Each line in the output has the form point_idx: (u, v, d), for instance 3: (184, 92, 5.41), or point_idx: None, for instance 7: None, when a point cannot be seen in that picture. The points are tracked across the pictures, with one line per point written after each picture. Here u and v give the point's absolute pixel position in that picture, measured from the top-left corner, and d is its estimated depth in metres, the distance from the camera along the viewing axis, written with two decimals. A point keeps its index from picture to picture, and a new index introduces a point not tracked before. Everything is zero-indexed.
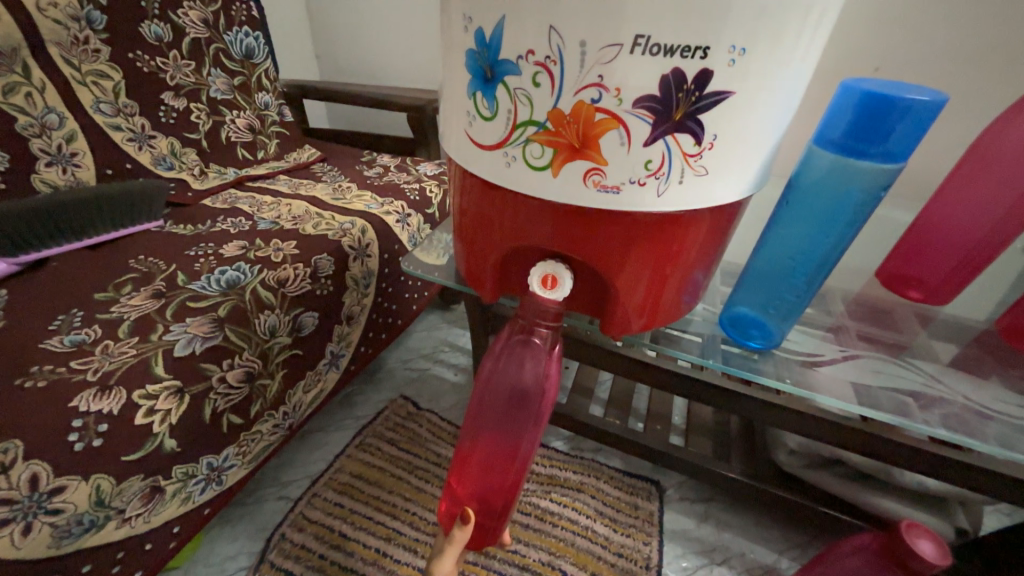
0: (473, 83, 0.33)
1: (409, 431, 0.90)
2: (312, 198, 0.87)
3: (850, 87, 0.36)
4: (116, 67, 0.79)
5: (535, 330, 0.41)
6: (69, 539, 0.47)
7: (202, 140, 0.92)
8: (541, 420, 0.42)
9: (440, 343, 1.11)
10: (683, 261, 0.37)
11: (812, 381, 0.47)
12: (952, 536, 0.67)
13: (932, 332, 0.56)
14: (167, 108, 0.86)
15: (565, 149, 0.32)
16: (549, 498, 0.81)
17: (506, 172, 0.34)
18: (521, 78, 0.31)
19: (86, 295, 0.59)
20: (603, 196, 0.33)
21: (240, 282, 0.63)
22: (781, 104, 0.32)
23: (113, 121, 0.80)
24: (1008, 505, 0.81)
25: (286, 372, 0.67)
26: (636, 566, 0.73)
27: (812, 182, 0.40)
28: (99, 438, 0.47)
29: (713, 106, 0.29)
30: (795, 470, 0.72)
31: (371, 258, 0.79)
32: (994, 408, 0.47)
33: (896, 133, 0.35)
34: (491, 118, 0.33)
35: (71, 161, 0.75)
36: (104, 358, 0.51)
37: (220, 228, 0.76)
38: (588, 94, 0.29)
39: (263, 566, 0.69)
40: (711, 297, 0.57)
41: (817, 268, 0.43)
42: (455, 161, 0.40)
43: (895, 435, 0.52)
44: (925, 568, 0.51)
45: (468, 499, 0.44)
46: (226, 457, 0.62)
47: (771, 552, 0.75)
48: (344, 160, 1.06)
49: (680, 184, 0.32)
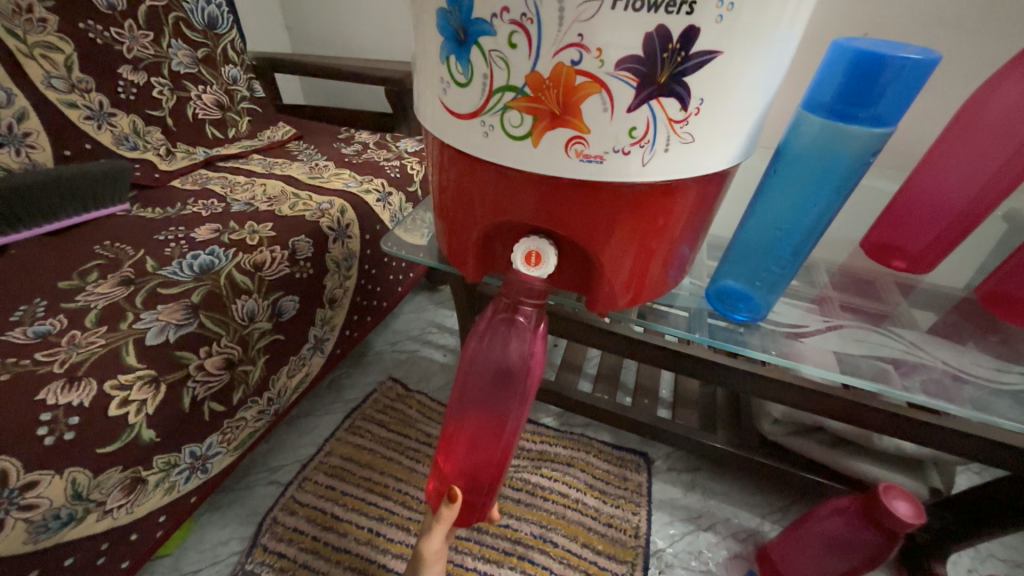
0: (445, 46, 0.31)
1: (399, 412, 0.90)
2: (288, 178, 0.84)
3: (842, 47, 0.35)
4: (66, 38, 0.74)
5: (519, 308, 0.40)
6: (47, 534, 0.46)
7: (167, 118, 0.87)
8: (528, 397, 0.42)
9: (428, 324, 1.10)
10: (669, 235, 0.36)
11: (797, 352, 0.48)
12: (926, 495, 0.70)
13: (913, 300, 0.56)
14: (127, 83, 0.81)
15: (545, 117, 0.30)
16: (540, 473, 0.82)
17: (484, 143, 0.33)
18: (496, 39, 0.29)
19: (50, 284, 0.56)
20: (586, 167, 0.31)
21: (214, 267, 0.61)
22: (770, 66, 0.31)
23: (68, 98, 0.75)
24: (979, 465, 0.85)
25: (268, 358, 0.66)
26: (626, 535, 0.74)
27: (801, 150, 0.39)
28: (70, 431, 0.45)
29: (700, 68, 0.28)
30: (780, 438, 0.74)
31: (352, 240, 0.77)
32: (970, 372, 0.48)
33: (887, 96, 0.34)
34: (467, 84, 0.31)
35: (24, 142, 0.70)
36: (71, 349, 0.49)
37: (192, 211, 0.73)
38: (567, 55, 0.28)
39: (255, 549, 0.69)
40: (698, 271, 0.57)
41: (802, 239, 0.43)
42: (432, 135, 0.38)
43: (876, 401, 0.53)
44: (899, 526, 0.54)
45: (455, 477, 0.44)
46: (210, 445, 0.61)
47: (754, 516, 0.78)
48: (321, 137, 1.02)
49: (666, 153, 0.31)
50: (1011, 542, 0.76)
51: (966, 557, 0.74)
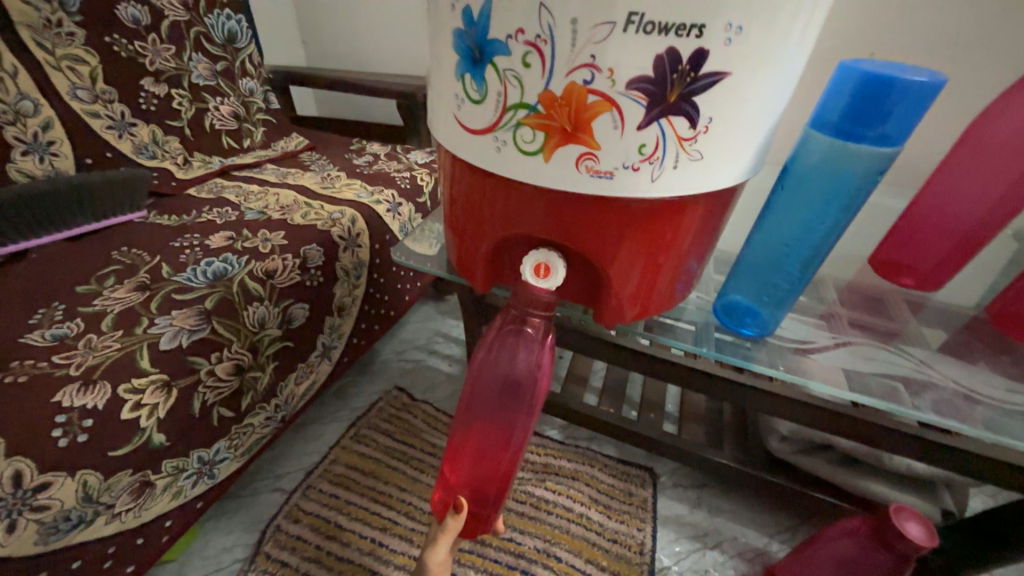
0: (460, 65, 0.32)
1: (404, 422, 0.90)
2: (300, 187, 0.85)
3: (849, 68, 0.35)
4: (92, 52, 0.76)
5: (527, 319, 0.41)
6: (56, 536, 0.46)
7: (185, 128, 0.90)
8: (535, 409, 0.42)
9: (434, 334, 1.10)
10: (676, 250, 0.37)
11: (805, 368, 0.47)
12: (938, 517, 0.68)
13: (923, 318, 0.56)
14: (148, 94, 0.84)
15: (557, 133, 0.31)
16: (544, 485, 0.81)
17: (497, 157, 0.33)
18: (510, 58, 0.30)
19: (68, 289, 0.58)
20: (595, 182, 0.32)
21: (227, 274, 0.62)
22: (778, 87, 0.31)
23: (91, 108, 0.77)
24: (993, 487, 0.83)
25: (276, 365, 0.66)
26: (631, 552, 0.74)
27: (808, 167, 0.39)
28: (83, 434, 0.46)
29: (709, 88, 0.29)
30: (788, 455, 0.73)
31: (362, 249, 0.78)
32: (982, 392, 0.48)
33: (894, 115, 0.35)
34: (481, 101, 0.32)
35: (48, 150, 0.73)
36: (86, 352, 0.50)
37: (206, 219, 0.75)
38: (579, 75, 0.28)
39: (258, 557, 0.69)
40: (705, 285, 0.57)
41: (810, 255, 0.43)
42: (445, 149, 0.39)
43: (886, 420, 0.52)
44: (911, 549, 0.53)
45: (462, 487, 0.44)
46: (218, 450, 0.61)
47: (762, 535, 0.77)
48: (333, 148, 1.04)
49: (675, 170, 0.31)
50: None
51: None
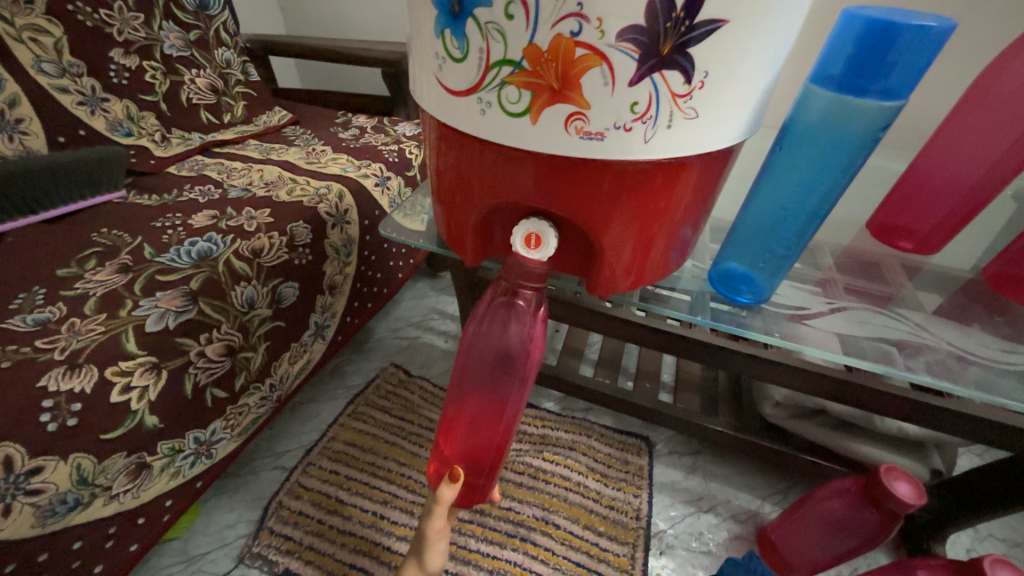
0: (439, 20, 0.30)
1: (402, 398, 0.91)
2: (285, 163, 0.83)
3: (853, 15, 0.33)
4: (54, 21, 0.72)
5: (518, 292, 0.40)
6: (54, 518, 0.46)
7: (161, 103, 0.86)
8: (527, 381, 0.41)
9: (429, 311, 1.10)
10: (670, 217, 0.36)
11: (800, 335, 0.47)
12: (927, 476, 0.70)
13: (920, 282, 0.56)
14: (118, 66, 0.80)
15: (545, 92, 0.29)
16: (541, 456, 0.83)
17: (482, 121, 0.32)
18: (492, 10, 0.28)
19: (48, 272, 0.56)
20: (586, 144, 0.30)
21: (212, 254, 0.60)
22: (778, 37, 0.29)
23: (59, 82, 0.73)
24: (980, 446, 0.85)
25: (268, 344, 0.66)
26: (627, 517, 0.75)
27: (808, 125, 0.38)
28: (73, 418, 0.46)
29: (705, 38, 0.27)
30: (781, 421, 0.73)
31: (351, 225, 0.76)
32: (976, 353, 0.48)
33: (898, 67, 0.33)
34: (463, 59, 0.30)
35: (17, 129, 0.69)
36: (70, 336, 0.49)
37: (188, 197, 0.72)
38: (566, 26, 0.27)
39: (262, 532, 0.70)
40: (700, 253, 0.56)
41: (808, 219, 0.42)
42: (428, 116, 0.37)
43: (881, 384, 0.52)
44: (900, 507, 0.55)
45: (457, 458, 0.43)
46: (214, 431, 0.61)
47: (755, 498, 0.78)
48: (317, 121, 1.01)
49: (669, 129, 0.30)
50: (1011, 522, 0.77)
51: (965, 536, 0.74)
